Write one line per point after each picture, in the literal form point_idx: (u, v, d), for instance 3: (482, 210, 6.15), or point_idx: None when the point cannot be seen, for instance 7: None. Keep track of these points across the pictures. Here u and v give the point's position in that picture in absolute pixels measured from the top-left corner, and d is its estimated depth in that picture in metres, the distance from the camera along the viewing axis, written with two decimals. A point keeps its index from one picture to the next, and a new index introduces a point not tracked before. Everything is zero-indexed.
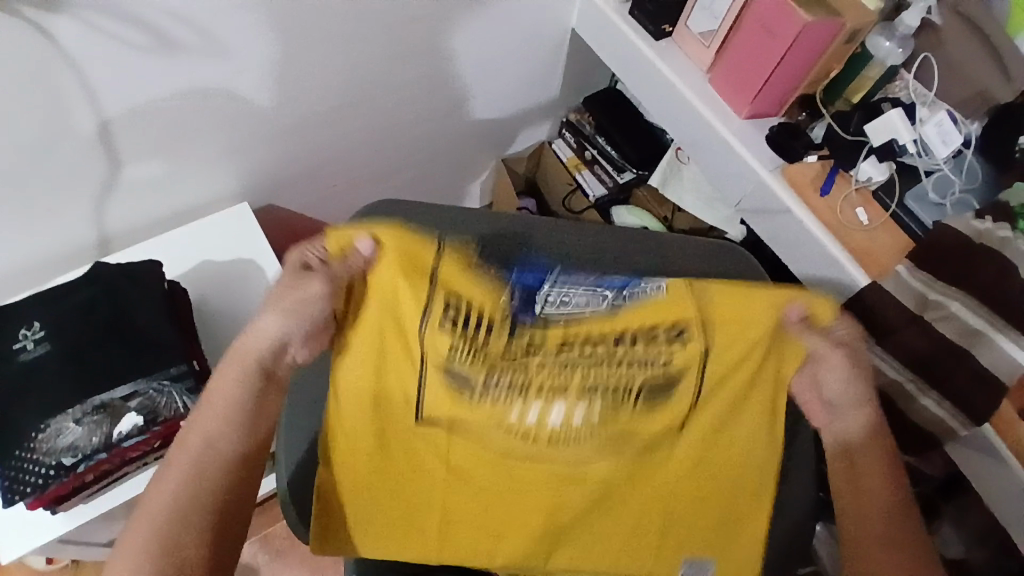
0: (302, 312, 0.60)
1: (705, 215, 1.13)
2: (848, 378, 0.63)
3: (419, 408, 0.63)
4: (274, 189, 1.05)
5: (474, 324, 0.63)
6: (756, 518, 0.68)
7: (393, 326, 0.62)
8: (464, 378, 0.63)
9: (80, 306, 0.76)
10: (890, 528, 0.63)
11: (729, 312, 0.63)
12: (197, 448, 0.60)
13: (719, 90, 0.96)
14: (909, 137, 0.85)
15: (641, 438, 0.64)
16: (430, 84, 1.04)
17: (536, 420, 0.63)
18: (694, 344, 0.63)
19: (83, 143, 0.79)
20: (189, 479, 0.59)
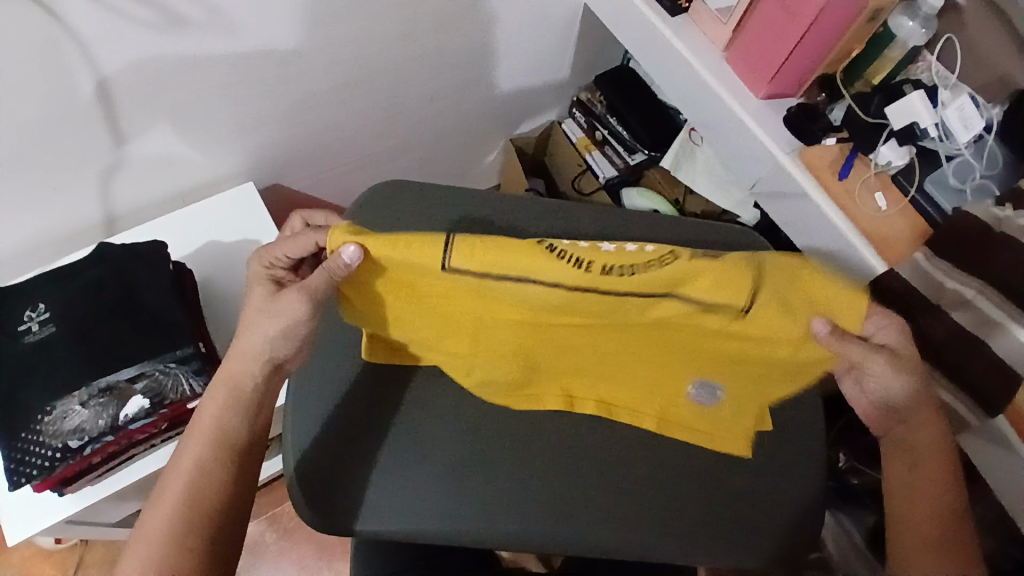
0: (286, 335, 0.60)
1: (717, 199, 1.10)
2: (894, 382, 0.61)
3: (449, 254, 0.52)
4: (280, 169, 1.04)
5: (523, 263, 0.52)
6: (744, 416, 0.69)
7: (406, 282, 0.57)
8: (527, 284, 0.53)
9: (85, 288, 0.75)
10: (945, 531, 0.62)
11: (780, 321, 0.55)
12: (202, 439, 0.60)
13: (735, 69, 0.93)
14: (930, 120, 0.82)
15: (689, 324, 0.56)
16: (437, 62, 1.02)
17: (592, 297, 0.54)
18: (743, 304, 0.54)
19: (86, 123, 0.77)
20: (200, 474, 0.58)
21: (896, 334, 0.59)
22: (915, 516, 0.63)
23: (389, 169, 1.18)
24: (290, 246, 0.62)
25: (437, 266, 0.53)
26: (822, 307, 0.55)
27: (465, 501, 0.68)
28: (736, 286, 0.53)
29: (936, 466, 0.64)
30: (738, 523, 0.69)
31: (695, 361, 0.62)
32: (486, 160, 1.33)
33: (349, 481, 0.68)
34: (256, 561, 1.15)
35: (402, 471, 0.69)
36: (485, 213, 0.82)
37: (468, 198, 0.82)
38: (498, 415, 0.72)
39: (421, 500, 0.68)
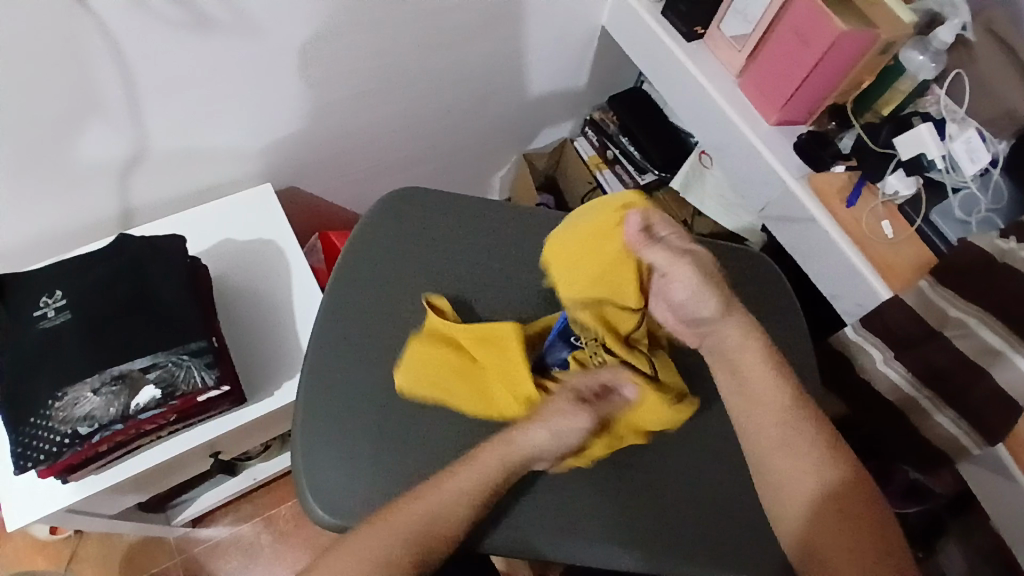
0: (559, 437, 0.63)
1: (725, 220, 1.12)
2: (692, 294, 0.66)
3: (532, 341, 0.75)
4: (297, 172, 1.05)
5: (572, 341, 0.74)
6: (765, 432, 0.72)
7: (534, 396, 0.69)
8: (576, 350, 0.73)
9: (102, 277, 0.76)
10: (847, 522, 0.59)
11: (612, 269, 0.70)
12: (445, 492, 0.61)
13: (748, 95, 0.95)
14: (937, 152, 0.84)
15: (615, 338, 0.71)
16: (457, 73, 1.03)
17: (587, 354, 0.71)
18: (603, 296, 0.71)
19: (112, 115, 0.79)
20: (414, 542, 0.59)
21: (682, 241, 0.68)
22: (825, 526, 0.59)
23: (404, 177, 1.20)
24: (627, 390, 0.67)
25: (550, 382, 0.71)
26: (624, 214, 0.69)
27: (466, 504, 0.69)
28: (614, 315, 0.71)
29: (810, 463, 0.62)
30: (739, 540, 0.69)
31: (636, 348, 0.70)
32: (498, 174, 1.35)
33: (355, 479, 0.69)
34: (251, 563, 1.14)
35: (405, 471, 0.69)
36: (498, 225, 0.83)
37: (480, 210, 0.84)
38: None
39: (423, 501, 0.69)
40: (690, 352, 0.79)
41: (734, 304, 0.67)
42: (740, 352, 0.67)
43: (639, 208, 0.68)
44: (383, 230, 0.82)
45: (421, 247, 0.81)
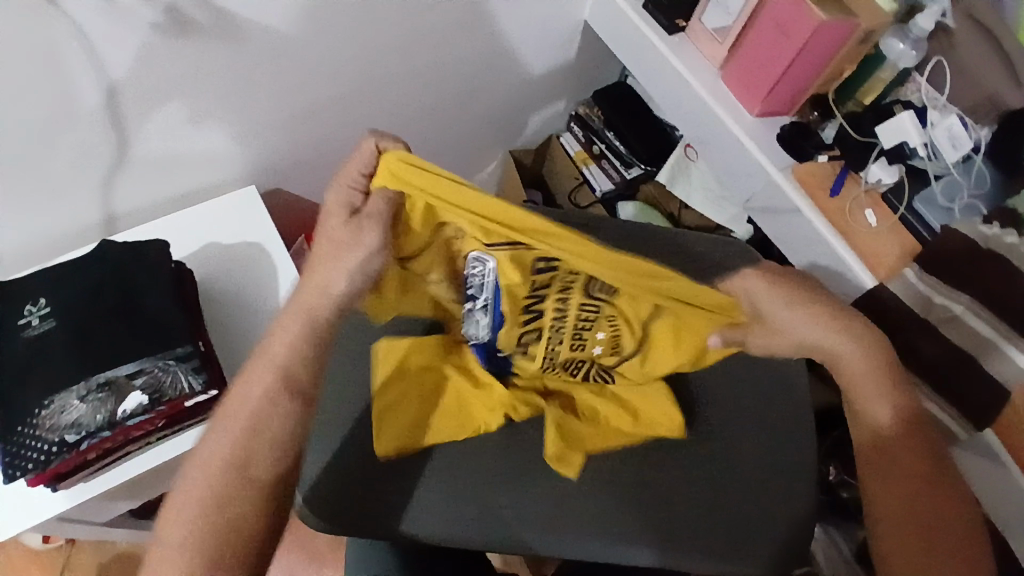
0: (360, 271, 0.66)
1: (712, 213, 1.12)
2: (806, 321, 0.69)
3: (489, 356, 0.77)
4: (282, 173, 1.05)
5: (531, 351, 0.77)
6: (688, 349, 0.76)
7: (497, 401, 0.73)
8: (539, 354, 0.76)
9: (86, 284, 0.76)
10: (930, 496, 0.65)
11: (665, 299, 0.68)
12: (200, 474, 0.61)
13: (730, 87, 0.96)
14: (919, 140, 0.85)
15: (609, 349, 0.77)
16: (440, 71, 1.03)
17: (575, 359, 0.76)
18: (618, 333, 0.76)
19: (92, 120, 0.78)
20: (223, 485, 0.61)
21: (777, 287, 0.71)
22: (908, 516, 0.64)
23: None
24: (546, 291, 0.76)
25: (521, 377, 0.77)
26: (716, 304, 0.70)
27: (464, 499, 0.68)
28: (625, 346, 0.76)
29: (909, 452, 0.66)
30: (731, 529, 0.70)
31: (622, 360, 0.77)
32: (486, 172, 1.35)
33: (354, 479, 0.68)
34: None
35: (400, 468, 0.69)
36: None
37: None
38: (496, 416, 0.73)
39: (421, 500, 0.68)
40: None
41: (853, 325, 0.69)
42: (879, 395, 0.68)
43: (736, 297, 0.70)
44: None
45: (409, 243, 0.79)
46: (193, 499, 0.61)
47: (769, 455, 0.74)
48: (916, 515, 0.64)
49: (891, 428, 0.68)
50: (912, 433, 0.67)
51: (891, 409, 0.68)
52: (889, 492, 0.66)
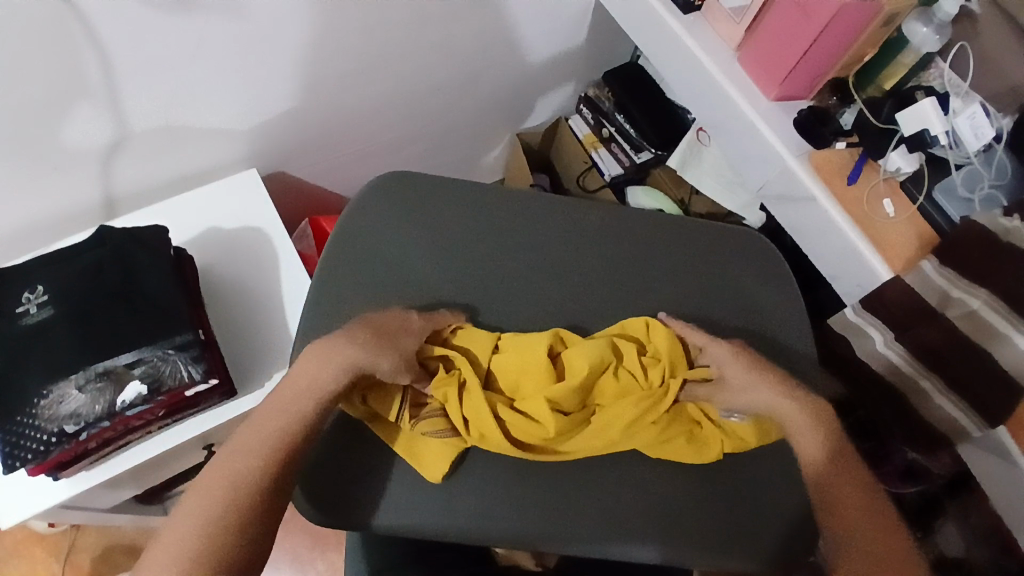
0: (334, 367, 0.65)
1: (723, 200, 1.09)
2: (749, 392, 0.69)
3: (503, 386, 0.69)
4: (284, 156, 1.03)
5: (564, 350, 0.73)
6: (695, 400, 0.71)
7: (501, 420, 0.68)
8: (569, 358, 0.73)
9: (84, 271, 0.74)
10: (875, 525, 0.61)
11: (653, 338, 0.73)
12: (254, 437, 0.60)
13: (747, 69, 0.92)
14: (941, 128, 0.81)
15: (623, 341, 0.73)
16: (446, 52, 1.00)
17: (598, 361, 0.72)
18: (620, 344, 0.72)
19: (88, 100, 0.76)
20: (224, 500, 0.57)
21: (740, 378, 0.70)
22: (873, 549, 0.60)
23: (393, 161, 1.17)
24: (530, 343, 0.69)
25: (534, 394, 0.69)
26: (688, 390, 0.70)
27: (462, 498, 0.67)
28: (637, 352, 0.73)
29: (859, 493, 0.63)
30: (741, 527, 0.68)
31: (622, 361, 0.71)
32: (491, 155, 1.33)
33: (353, 472, 0.67)
34: None
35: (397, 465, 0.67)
36: (488, 211, 0.81)
37: (470, 194, 0.81)
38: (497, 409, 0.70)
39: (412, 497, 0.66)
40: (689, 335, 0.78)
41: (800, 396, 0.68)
42: (774, 401, 0.68)
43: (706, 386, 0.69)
44: (356, 226, 0.78)
45: (427, 228, 0.79)
46: (224, 476, 0.58)
47: (780, 452, 0.72)
48: (880, 545, 0.60)
49: (813, 448, 0.65)
50: (821, 444, 0.65)
51: (819, 439, 0.66)
52: (842, 498, 0.63)
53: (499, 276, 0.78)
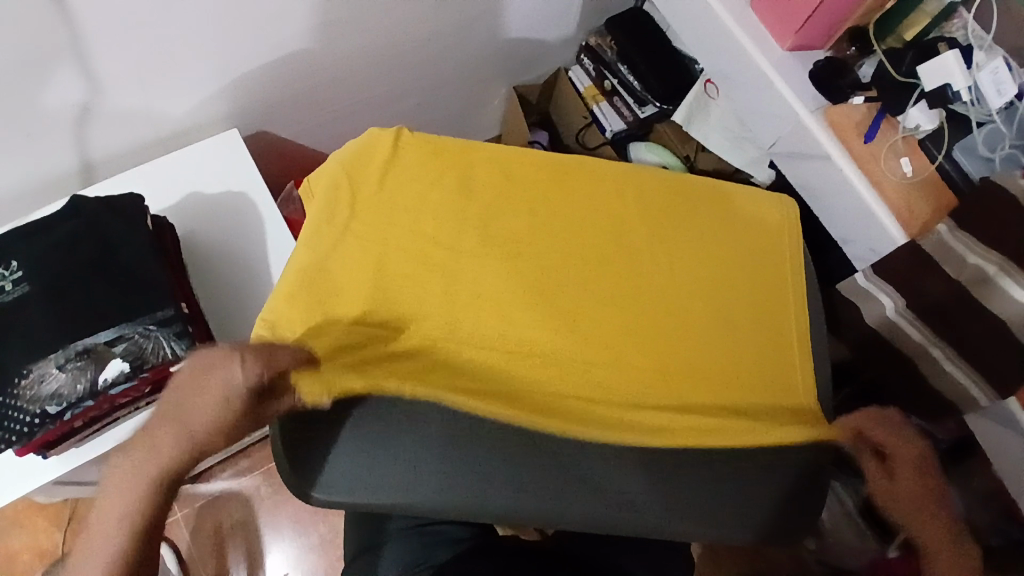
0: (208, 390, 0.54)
1: (729, 157, 1.05)
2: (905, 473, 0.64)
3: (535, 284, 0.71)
4: (267, 116, 0.97)
5: (589, 272, 0.73)
6: (720, 291, 0.75)
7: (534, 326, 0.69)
8: (596, 268, 0.73)
9: (59, 244, 0.71)
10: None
11: (677, 261, 0.75)
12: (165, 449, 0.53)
13: (760, 16, 0.86)
14: (965, 83, 0.76)
15: (653, 269, 0.74)
16: (437, 1, 0.94)
17: (623, 275, 0.73)
18: (644, 256, 0.75)
19: (53, 64, 0.71)
20: (137, 497, 0.52)
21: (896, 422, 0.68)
22: None
23: (384, 117, 1.12)
24: (497, 195, 0.74)
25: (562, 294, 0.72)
26: (730, 286, 0.76)
27: (471, 465, 0.60)
28: (664, 262, 0.75)
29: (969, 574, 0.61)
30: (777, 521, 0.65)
31: (638, 262, 0.74)
32: (487, 110, 1.27)
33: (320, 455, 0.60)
34: (253, 513, 1.16)
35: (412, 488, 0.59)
36: (495, 186, 0.74)
37: (468, 166, 0.75)
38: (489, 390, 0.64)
39: (397, 473, 0.59)
40: (723, 279, 0.75)
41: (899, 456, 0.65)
42: (891, 443, 0.66)
43: (761, 225, 0.79)
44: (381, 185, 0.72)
45: (421, 197, 0.72)
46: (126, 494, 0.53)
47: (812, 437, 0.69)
48: None
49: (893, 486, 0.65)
50: (914, 479, 0.64)
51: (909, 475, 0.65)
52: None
53: (513, 217, 0.74)
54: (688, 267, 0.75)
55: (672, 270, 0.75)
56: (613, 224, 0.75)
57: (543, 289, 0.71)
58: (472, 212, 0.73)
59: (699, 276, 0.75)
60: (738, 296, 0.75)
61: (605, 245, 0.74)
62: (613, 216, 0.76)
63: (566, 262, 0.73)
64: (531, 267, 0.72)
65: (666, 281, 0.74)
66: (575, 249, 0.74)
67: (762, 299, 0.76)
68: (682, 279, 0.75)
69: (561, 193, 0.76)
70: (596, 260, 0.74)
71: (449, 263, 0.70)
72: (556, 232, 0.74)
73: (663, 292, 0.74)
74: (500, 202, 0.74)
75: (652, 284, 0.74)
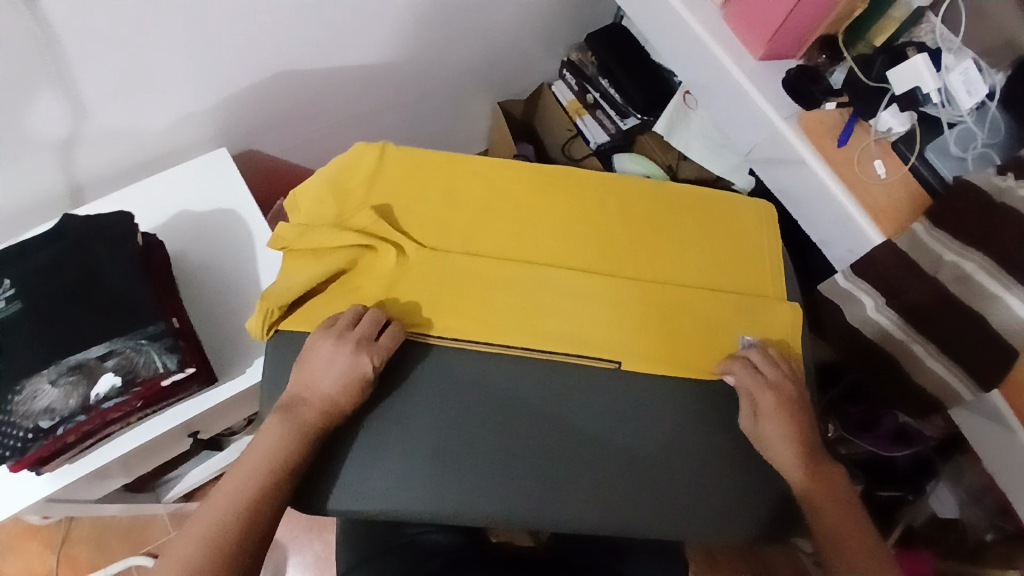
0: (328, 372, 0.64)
1: (710, 164, 1.07)
2: (778, 425, 0.66)
3: (522, 266, 0.73)
4: (256, 133, 0.99)
5: (576, 255, 0.74)
6: (708, 270, 0.76)
7: (521, 309, 0.70)
8: (583, 251, 0.75)
9: (48, 262, 0.72)
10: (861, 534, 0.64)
11: (664, 242, 0.76)
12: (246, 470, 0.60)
13: (733, 28, 0.89)
14: (933, 85, 0.79)
15: (641, 250, 0.76)
16: (420, 18, 0.97)
17: (611, 257, 0.75)
18: (631, 237, 0.76)
19: (41, 85, 0.72)
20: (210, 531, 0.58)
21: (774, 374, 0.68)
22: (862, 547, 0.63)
23: (372, 134, 1.14)
24: (486, 184, 0.76)
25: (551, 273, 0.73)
26: (719, 265, 0.77)
27: (446, 484, 0.63)
28: (650, 243, 0.76)
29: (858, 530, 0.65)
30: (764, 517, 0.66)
31: (626, 244, 0.76)
32: (474, 126, 1.30)
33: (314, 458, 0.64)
34: None
35: (411, 493, 0.63)
36: (485, 177, 0.77)
37: (457, 159, 0.77)
38: (472, 396, 0.67)
39: (356, 479, 0.63)
40: (710, 259, 0.77)
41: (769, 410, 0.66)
42: (756, 393, 0.67)
43: (746, 209, 0.81)
44: (380, 175, 0.75)
45: (414, 188, 0.75)
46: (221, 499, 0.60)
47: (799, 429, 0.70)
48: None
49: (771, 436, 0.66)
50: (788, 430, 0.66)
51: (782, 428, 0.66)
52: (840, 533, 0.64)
53: (502, 205, 0.76)
54: (675, 247, 0.76)
55: (660, 250, 0.76)
56: (600, 208, 0.77)
57: (530, 270, 0.73)
58: (463, 201, 0.75)
59: (687, 255, 0.76)
60: (726, 274, 0.76)
61: (592, 228, 0.76)
62: (601, 201, 0.78)
63: (554, 246, 0.75)
64: (520, 249, 0.74)
65: (653, 260, 0.75)
66: (563, 233, 0.75)
67: (751, 277, 0.77)
68: (668, 259, 0.76)
69: (549, 180, 0.78)
70: (582, 243, 0.75)
71: (437, 252, 0.72)
72: (544, 215, 0.76)
73: (650, 271, 0.75)
74: (489, 189, 0.76)
75: (639, 264, 0.75)
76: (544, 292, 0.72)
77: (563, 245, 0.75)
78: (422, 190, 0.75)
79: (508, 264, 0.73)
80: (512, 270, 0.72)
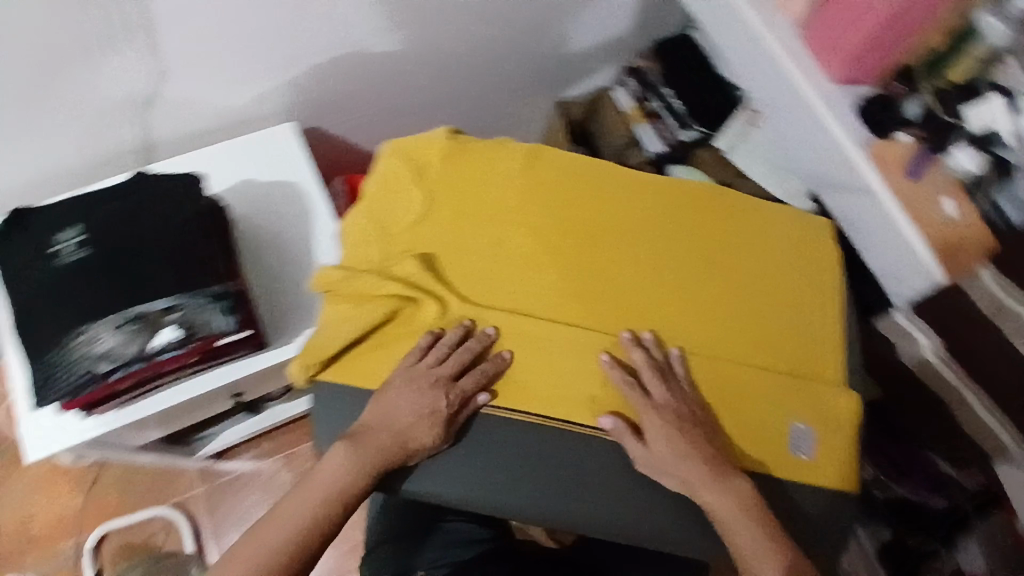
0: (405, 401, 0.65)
1: (769, 185, 1.06)
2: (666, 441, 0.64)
3: (559, 284, 0.72)
4: (323, 110, 1.01)
5: (617, 277, 0.72)
6: (756, 306, 0.72)
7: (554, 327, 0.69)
8: (625, 274, 0.72)
9: (120, 214, 0.74)
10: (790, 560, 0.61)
11: (711, 273, 0.73)
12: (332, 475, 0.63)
13: (811, 51, 0.87)
14: (1012, 128, 0.75)
15: (686, 279, 0.73)
16: (495, 12, 0.98)
17: (655, 284, 0.72)
18: (677, 264, 0.73)
19: (129, 42, 0.74)
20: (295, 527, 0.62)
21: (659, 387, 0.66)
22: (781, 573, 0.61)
23: (432, 121, 1.15)
24: (533, 193, 0.75)
25: (589, 294, 0.71)
26: (770, 301, 0.73)
27: (498, 465, 0.65)
28: (697, 272, 0.73)
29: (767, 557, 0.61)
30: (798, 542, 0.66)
31: (671, 271, 0.73)
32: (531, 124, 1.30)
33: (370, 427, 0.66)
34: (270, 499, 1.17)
35: (465, 470, 0.65)
36: (531, 186, 0.76)
37: (507, 163, 0.77)
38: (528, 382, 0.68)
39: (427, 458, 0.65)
40: (759, 296, 0.73)
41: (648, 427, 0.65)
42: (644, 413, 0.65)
43: (806, 245, 0.77)
44: (433, 175, 0.76)
45: (463, 191, 0.75)
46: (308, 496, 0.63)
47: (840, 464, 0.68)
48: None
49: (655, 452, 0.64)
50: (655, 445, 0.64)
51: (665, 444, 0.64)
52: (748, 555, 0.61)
53: (546, 217, 0.74)
54: (723, 279, 0.73)
55: (706, 280, 0.73)
56: (648, 230, 0.75)
57: (566, 289, 0.71)
58: (507, 209, 0.75)
59: (735, 288, 0.73)
60: (774, 313, 0.72)
61: (636, 250, 0.74)
62: (648, 223, 0.75)
63: (596, 265, 0.73)
64: (560, 264, 0.72)
65: (697, 291, 0.72)
66: (608, 253, 0.73)
67: (802, 318, 0.73)
68: (711, 290, 0.73)
69: (597, 196, 0.76)
70: (626, 266, 0.73)
71: (478, 257, 0.73)
72: (589, 232, 0.74)
73: (691, 303, 0.72)
74: (535, 199, 0.75)
75: (683, 293, 0.72)
76: (580, 313, 0.71)
77: (604, 265, 0.73)
78: (470, 194, 0.75)
79: (546, 278, 0.72)
80: (548, 287, 0.71)
